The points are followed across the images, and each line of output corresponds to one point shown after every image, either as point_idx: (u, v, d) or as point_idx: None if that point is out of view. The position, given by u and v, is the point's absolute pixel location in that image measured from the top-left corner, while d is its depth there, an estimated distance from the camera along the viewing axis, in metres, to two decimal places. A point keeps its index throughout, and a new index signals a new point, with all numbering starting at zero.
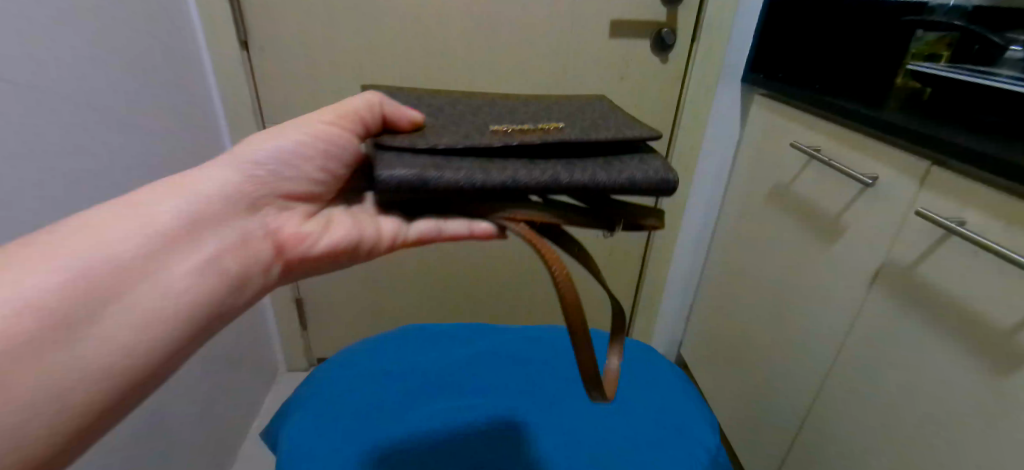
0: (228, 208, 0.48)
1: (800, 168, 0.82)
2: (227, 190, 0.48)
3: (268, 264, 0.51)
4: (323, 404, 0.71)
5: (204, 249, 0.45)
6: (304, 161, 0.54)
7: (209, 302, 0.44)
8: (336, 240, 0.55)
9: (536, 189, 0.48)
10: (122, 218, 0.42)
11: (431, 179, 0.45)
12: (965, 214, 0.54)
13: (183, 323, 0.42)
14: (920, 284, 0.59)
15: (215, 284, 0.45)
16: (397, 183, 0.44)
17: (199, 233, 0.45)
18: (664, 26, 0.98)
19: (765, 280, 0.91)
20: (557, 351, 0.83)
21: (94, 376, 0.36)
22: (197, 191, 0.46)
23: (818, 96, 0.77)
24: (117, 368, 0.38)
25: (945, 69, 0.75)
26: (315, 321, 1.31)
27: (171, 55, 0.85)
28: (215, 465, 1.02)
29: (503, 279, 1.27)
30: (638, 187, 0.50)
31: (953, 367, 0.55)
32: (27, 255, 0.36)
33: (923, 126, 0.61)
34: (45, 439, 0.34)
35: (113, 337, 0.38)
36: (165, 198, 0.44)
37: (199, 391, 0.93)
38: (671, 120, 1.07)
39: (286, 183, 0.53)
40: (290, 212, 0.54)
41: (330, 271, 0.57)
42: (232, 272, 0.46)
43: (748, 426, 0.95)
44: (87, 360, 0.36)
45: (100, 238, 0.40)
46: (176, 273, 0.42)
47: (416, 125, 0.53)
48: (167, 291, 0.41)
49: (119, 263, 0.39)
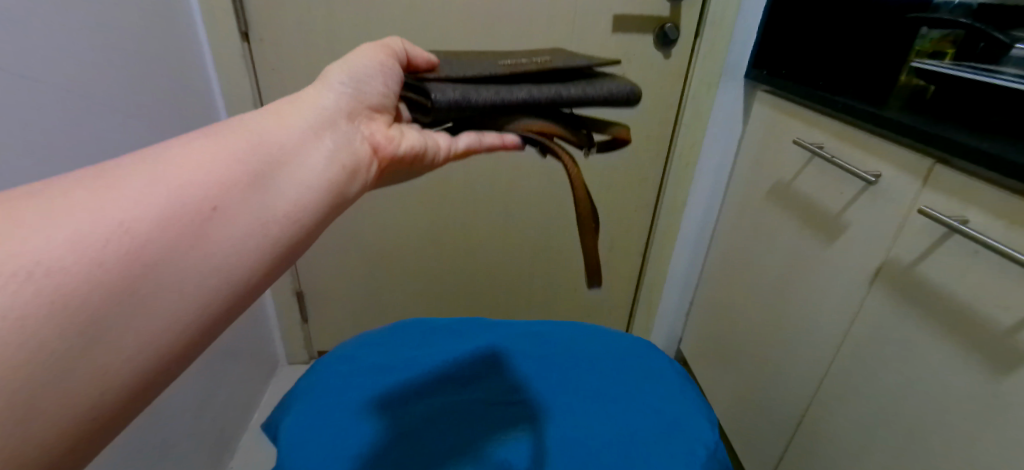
0: (325, 117, 0.46)
1: (801, 166, 0.81)
2: (309, 108, 0.46)
3: (369, 166, 0.48)
4: (323, 397, 0.71)
5: (303, 159, 0.42)
6: (375, 79, 0.51)
7: (315, 210, 0.42)
8: (412, 148, 0.54)
9: (550, 103, 0.52)
10: (208, 146, 0.39)
11: (473, 98, 0.49)
12: (967, 213, 0.54)
13: (288, 236, 0.40)
14: (919, 283, 0.59)
15: (319, 193, 0.42)
16: (448, 103, 0.48)
17: (306, 138, 0.44)
18: (667, 22, 0.97)
19: (765, 277, 0.91)
20: (559, 348, 0.83)
21: (141, 349, 0.33)
22: (279, 119, 0.44)
23: (821, 93, 0.77)
24: (183, 327, 0.34)
25: (948, 67, 0.74)
26: (315, 315, 1.31)
27: (170, 47, 0.85)
28: (215, 457, 1.02)
29: (503, 274, 1.27)
30: (622, 97, 0.54)
31: (951, 367, 0.55)
32: (104, 196, 0.33)
33: (929, 124, 0.61)
34: (61, 430, 0.30)
35: (209, 268, 0.35)
36: (247, 129, 0.42)
37: (199, 383, 0.93)
38: (673, 116, 1.07)
39: (367, 97, 0.50)
40: (376, 120, 0.51)
41: (407, 175, 0.56)
42: (335, 180, 0.44)
43: (746, 423, 0.96)
44: (143, 327, 0.32)
45: (187, 167, 0.37)
46: (273, 190, 0.40)
47: (430, 64, 0.56)
48: (265, 209, 0.39)
49: (212, 187, 0.37)
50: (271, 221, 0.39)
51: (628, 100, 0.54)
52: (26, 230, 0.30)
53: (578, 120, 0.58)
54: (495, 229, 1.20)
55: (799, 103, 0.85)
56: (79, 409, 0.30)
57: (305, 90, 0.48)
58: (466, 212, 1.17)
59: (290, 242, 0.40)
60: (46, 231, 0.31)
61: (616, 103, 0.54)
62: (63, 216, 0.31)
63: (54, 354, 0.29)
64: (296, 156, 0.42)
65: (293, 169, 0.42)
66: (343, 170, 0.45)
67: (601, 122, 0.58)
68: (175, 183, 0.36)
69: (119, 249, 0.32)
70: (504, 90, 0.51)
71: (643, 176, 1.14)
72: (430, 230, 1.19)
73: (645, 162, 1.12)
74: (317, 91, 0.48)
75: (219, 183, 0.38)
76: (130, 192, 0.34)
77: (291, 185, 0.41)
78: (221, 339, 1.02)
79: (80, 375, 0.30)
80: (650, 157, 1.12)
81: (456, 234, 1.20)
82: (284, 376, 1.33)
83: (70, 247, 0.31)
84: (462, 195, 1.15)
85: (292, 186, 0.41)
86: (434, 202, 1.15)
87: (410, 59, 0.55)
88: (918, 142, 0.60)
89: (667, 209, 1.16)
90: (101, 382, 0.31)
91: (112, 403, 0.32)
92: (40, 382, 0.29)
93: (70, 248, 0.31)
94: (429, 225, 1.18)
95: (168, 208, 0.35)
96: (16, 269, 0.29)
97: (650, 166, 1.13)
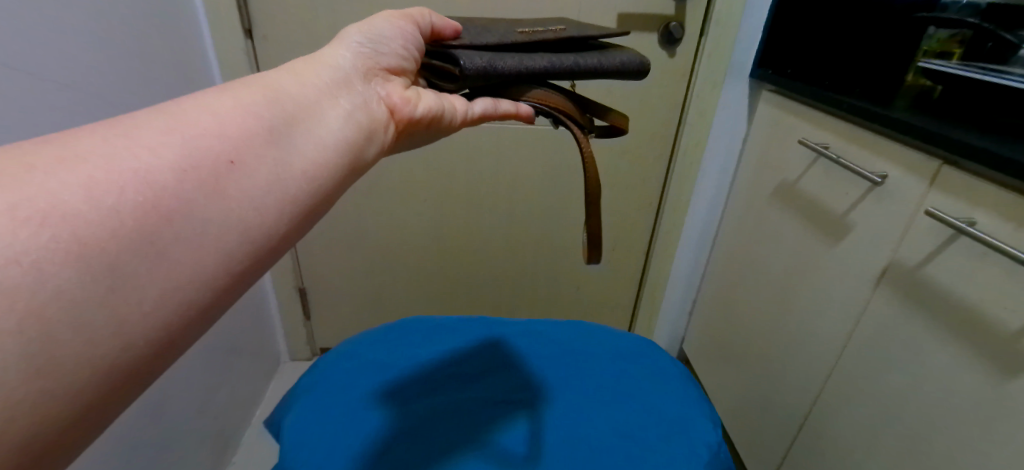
0: (341, 78, 0.46)
1: (807, 166, 0.81)
2: (327, 67, 0.46)
3: (384, 127, 0.48)
4: (327, 393, 0.71)
5: (319, 116, 0.42)
6: (392, 41, 0.51)
7: (331, 168, 0.42)
8: (429, 109, 0.53)
9: (568, 74, 0.55)
10: (230, 94, 0.39)
11: (499, 66, 0.51)
12: (975, 214, 0.53)
13: (306, 188, 0.39)
14: (925, 285, 0.59)
15: (335, 150, 0.42)
16: (476, 69, 0.50)
17: (322, 98, 0.44)
18: (672, 20, 0.97)
19: (768, 277, 0.91)
20: (561, 345, 0.83)
21: (150, 317, 0.30)
22: (300, 75, 0.44)
23: (827, 93, 0.76)
24: (194, 290, 0.32)
25: (955, 68, 0.74)
26: (317, 312, 1.32)
27: (174, 43, 0.85)
28: (217, 453, 1.03)
29: (505, 273, 1.27)
30: (635, 69, 0.58)
31: (957, 370, 0.55)
32: (126, 133, 0.33)
33: (936, 124, 0.60)
34: (60, 408, 0.28)
35: (229, 212, 0.34)
36: (268, 81, 0.42)
37: (201, 380, 0.93)
38: (677, 115, 1.07)
39: (383, 59, 0.50)
40: (391, 83, 0.51)
41: (424, 140, 0.56)
42: (350, 140, 0.44)
43: (749, 424, 0.95)
44: (154, 284, 0.31)
45: (209, 112, 0.37)
46: (291, 142, 0.39)
47: (456, 35, 0.57)
48: (283, 160, 0.38)
49: (234, 131, 0.37)
50: (292, 175, 0.38)
51: (635, 72, 0.58)
52: (39, 176, 0.28)
53: (582, 101, 0.61)
54: (498, 228, 1.20)
55: (804, 103, 0.84)
56: (86, 372, 0.28)
57: (322, 50, 0.48)
58: (469, 210, 1.17)
59: (310, 199, 0.39)
60: (59, 177, 0.29)
61: (627, 74, 0.57)
62: (76, 164, 0.30)
63: (60, 312, 0.27)
64: (313, 114, 0.42)
65: (311, 126, 0.41)
66: (359, 131, 0.45)
67: (602, 106, 0.61)
68: (193, 133, 0.35)
69: (135, 199, 0.30)
70: (526, 58, 0.53)
71: (646, 175, 1.14)
72: (433, 228, 1.19)
73: (649, 161, 1.12)
74: (335, 50, 0.48)
75: (240, 129, 0.37)
76: (146, 140, 0.33)
77: (308, 142, 0.41)
78: (225, 336, 1.02)
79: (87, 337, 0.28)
80: (654, 156, 1.11)
81: (459, 233, 1.20)
82: (286, 372, 1.34)
83: (85, 194, 0.29)
84: (465, 194, 1.15)
85: (310, 143, 0.41)
86: (437, 200, 1.15)
87: (434, 30, 0.56)
88: (925, 143, 0.59)
89: (671, 209, 1.16)
90: (108, 351, 0.29)
91: (115, 380, 0.30)
92: (47, 341, 0.26)
93: (85, 196, 0.29)
94: (432, 224, 1.18)
95: (187, 156, 0.33)
96: (25, 217, 0.27)
97: (653, 165, 1.12)
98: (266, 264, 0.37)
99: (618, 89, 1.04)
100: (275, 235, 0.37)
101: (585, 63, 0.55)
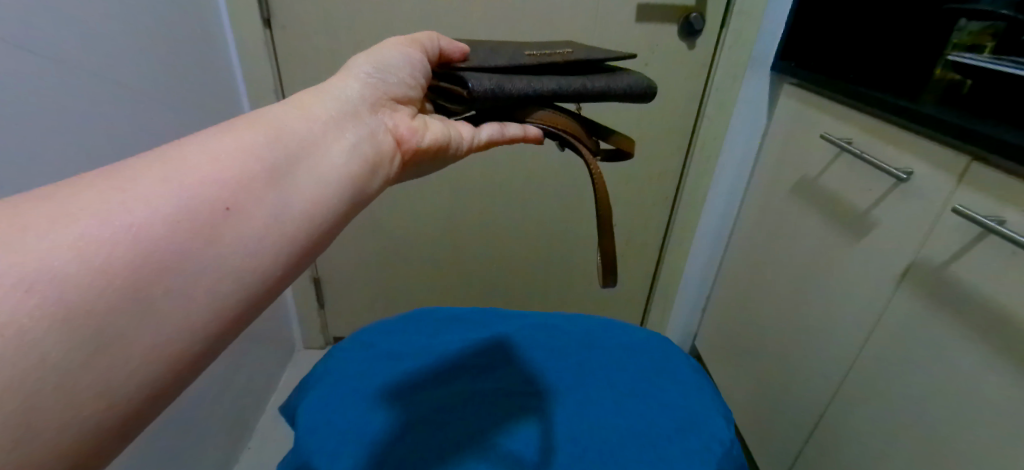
0: (349, 109, 0.47)
1: (829, 161, 0.79)
2: (335, 98, 0.47)
3: (390, 158, 0.49)
4: (338, 381, 0.72)
5: (325, 149, 0.43)
6: (400, 69, 0.52)
7: (335, 200, 0.42)
8: (433, 138, 0.53)
9: (575, 97, 0.55)
10: (236, 131, 0.40)
11: (508, 88, 0.51)
12: (1005, 212, 0.52)
13: (310, 222, 0.40)
14: (950, 286, 0.58)
15: (340, 183, 0.42)
16: (485, 91, 0.49)
17: (328, 131, 0.44)
18: (693, 11, 0.95)
19: (786, 275, 0.90)
20: (572, 338, 0.83)
21: (148, 365, 0.31)
22: (308, 106, 0.45)
23: (852, 87, 0.74)
24: (194, 334, 0.33)
25: (988, 61, 0.72)
26: (332, 301, 1.33)
27: (194, 33, 0.86)
28: (233, 437, 1.05)
29: (518, 266, 1.27)
30: (641, 94, 0.58)
31: (979, 373, 0.54)
32: (130, 177, 0.34)
33: (968, 120, 0.58)
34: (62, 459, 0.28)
35: (231, 253, 0.35)
36: (275, 114, 0.43)
37: (218, 365, 0.95)
38: (695, 108, 1.05)
39: (390, 89, 0.51)
40: (398, 112, 0.52)
41: (429, 169, 0.56)
42: (356, 171, 0.44)
43: (761, 422, 0.95)
44: (150, 335, 0.31)
45: (215, 150, 0.38)
46: (295, 179, 0.40)
47: (464, 55, 0.57)
48: (287, 196, 0.39)
49: (239, 169, 0.37)
50: (293, 215, 0.39)
51: (642, 95, 0.57)
52: (27, 237, 0.29)
53: (585, 124, 0.60)
54: (512, 221, 1.20)
55: (827, 97, 0.82)
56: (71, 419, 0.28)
57: (331, 79, 0.49)
58: (483, 202, 1.17)
59: (313, 231, 0.40)
60: (49, 238, 0.29)
61: (634, 98, 0.57)
62: (68, 222, 0.30)
63: (44, 377, 0.27)
64: (317, 148, 0.43)
65: (313, 161, 0.42)
66: (364, 163, 0.45)
67: (605, 129, 0.61)
68: (197, 176, 0.35)
69: (124, 256, 0.31)
70: (534, 81, 0.53)
71: (662, 170, 1.13)
72: (447, 220, 1.19)
73: (665, 155, 1.11)
74: (345, 80, 0.49)
75: (245, 167, 0.38)
76: (148, 186, 0.33)
77: (311, 179, 0.41)
78: None
79: (82, 391, 0.29)
80: (670, 150, 1.10)
81: (473, 225, 1.20)
82: (301, 360, 1.36)
83: (73, 257, 0.29)
84: (480, 186, 1.15)
85: (312, 181, 0.41)
86: (451, 192, 1.16)
87: (442, 53, 0.56)
88: (954, 138, 0.58)
89: (687, 204, 1.15)
90: (99, 402, 0.29)
91: (112, 427, 0.30)
92: (29, 407, 0.27)
93: (73, 259, 0.29)
94: (446, 216, 1.19)
95: (186, 203, 0.34)
96: (13, 282, 0.27)
97: (670, 159, 1.11)
98: (269, 298, 0.38)
99: None
100: (272, 276, 0.37)
101: (594, 86, 0.55)
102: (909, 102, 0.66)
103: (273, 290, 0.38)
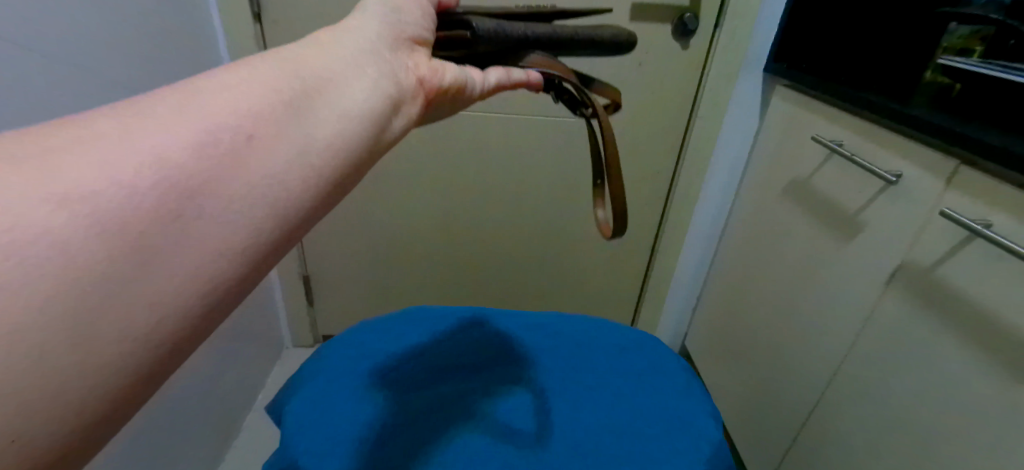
0: (365, 43, 0.41)
1: (820, 163, 0.79)
2: (349, 33, 0.40)
3: (413, 100, 0.43)
4: (325, 380, 0.72)
5: (342, 86, 0.37)
6: (413, 4, 0.46)
7: (356, 148, 0.36)
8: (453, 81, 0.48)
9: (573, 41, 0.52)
10: (236, 67, 0.33)
11: (510, 28, 0.47)
12: (992, 216, 0.52)
13: (328, 173, 0.34)
14: (937, 287, 0.58)
15: (361, 127, 0.36)
16: (488, 29, 0.46)
17: (343, 69, 0.38)
18: (687, 11, 0.95)
19: (776, 276, 0.90)
20: (562, 337, 0.83)
21: (128, 351, 0.25)
22: (317, 40, 0.39)
23: (843, 89, 0.75)
24: (180, 315, 0.27)
25: (977, 65, 0.72)
26: (322, 299, 1.32)
27: (184, 24, 0.84)
28: (220, 436, 1.04)
29: (510, 264, 1.26)
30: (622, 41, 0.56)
31: (966, 374, 0.54)
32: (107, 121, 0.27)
33: (959, 123, 0.58)
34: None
35: (237, 202, 0.29)
36: (283, 49, 0.36)
37: (205, 363, 0.94)
38: (688, 109, 1.05)
39: (408, 25, 0.45)
40: (420, 52, 0.46)
41: (444, 109, 0.51)
42: (379, 109, 0.38)
43: (750, 422, 0.95)
44: (129, 316, 0.25)
45: (214, 87, 0.31)
46: (313, 118, 0.34)
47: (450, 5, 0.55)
48: (302, 135, 0.33)
49: (245, 110, 0.31)
50: (309, 156, 0.33)
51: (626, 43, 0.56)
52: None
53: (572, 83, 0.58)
54: (504, 219, 1.19)
55: (819, 98, 0.82)
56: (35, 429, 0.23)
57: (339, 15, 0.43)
58: (475, 200, 1.17)
59: (332, 180, 0.34)
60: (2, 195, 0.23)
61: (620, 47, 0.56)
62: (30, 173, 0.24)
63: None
64: (333, 85, 0.36)
65: (329, 95, 0.35)
66: (388, 102, 0.39)
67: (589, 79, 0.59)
68: (208, 106, 0.30)
69: (94, 213, 0.25)
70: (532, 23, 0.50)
71: (654, 169, 1.13)
72: (438, 218, 1.19)
73: (658, 156, 1.11)
74: (356, 15, 0.43)
75: (253, 107, 0.31)
76: (133, 126, 0.27)
77: (328, 114, 0.35)
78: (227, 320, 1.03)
79: (37, 389, 0.23)
80: (662, 150, 1.10)
81: (465, 223, 1.20)
82: (289, 358, 1.34)
83: (31, 220, 0.23)
84: (472, 184, 1.14)
85: (330, 115, 0.35)
86: (443, 190, 1.15)
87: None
88: (944, 141, 0.58)
89: (679, 204, 1.15)
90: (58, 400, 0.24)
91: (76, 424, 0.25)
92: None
93: (32, 221, 0.23)
94: (439, 214, 1.18)
95: (176, 148, 0.28)
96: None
97: (663, 159, 1.11)
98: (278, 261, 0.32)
99: (629, 82, 1.02)
100: (281, 234, 0.31)
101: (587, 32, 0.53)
102: (899, 104, 0.67)
103: (282, 250, 0.32)
